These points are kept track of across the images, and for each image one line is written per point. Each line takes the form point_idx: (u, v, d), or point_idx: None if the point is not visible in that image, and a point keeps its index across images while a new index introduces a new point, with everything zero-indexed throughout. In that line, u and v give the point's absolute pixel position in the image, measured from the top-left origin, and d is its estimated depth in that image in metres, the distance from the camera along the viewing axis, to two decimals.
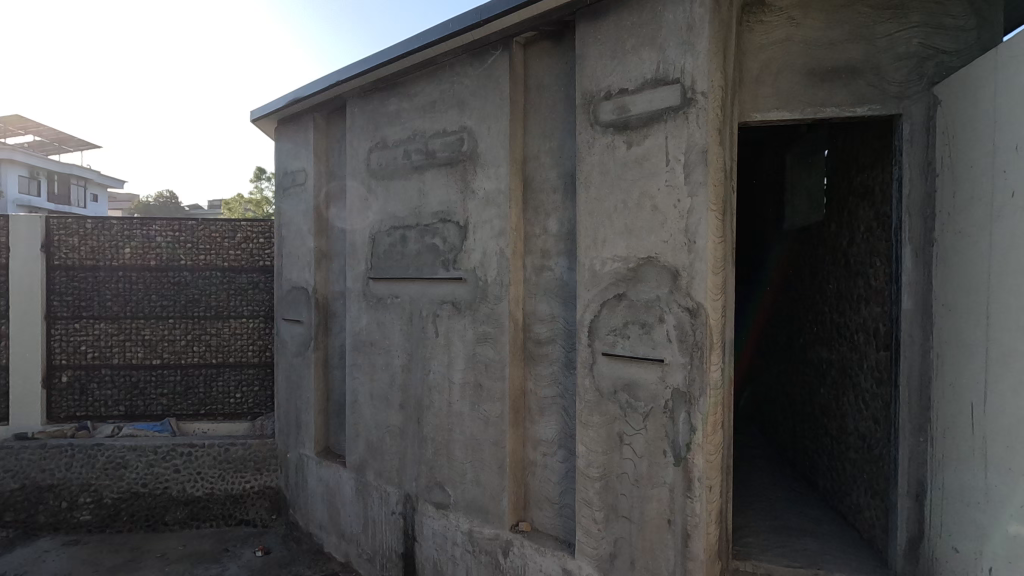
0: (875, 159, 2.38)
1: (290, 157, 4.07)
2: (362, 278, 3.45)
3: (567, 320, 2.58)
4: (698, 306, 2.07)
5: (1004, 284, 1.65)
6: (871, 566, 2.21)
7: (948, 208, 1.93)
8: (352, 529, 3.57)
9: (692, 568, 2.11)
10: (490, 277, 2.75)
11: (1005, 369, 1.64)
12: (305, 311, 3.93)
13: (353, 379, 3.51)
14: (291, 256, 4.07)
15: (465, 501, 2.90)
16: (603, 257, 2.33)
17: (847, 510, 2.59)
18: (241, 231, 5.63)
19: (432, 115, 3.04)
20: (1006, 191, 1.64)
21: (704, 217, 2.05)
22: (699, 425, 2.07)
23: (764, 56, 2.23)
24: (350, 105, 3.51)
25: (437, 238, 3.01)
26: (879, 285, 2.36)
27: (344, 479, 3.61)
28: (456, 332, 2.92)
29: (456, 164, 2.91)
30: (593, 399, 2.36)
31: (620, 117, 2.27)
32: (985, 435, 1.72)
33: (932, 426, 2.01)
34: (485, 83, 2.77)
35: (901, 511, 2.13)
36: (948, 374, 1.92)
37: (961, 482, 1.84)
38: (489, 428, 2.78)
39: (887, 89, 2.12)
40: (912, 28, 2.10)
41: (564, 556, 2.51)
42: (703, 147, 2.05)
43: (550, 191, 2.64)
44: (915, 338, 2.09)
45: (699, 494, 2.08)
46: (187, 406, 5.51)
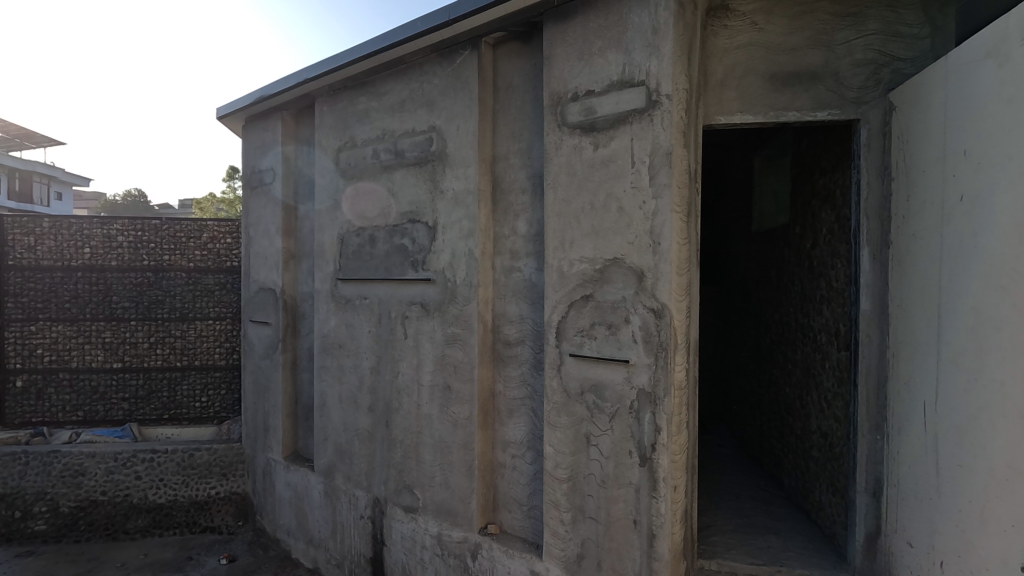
0: (835, 163, 2.43)
1: (258, 155, 3.99)
2: (330, 279, 3.40)
3: (536, 321, 2.58)
4: (663, 307, 2.09)
5: (954, 285, 1.69)
6: (832, 563, 2.26)
7: (903, 212, 1.98)
8: (320, 534, 3.51)
9: (657, 568, 2.12)
10: (459, 278, 2.73)
11: (954, 367, 1.68)
12: (273, 313, 3.85)
13: (321, 382, 3.45)
14: (258, 257, 3.98)
15: (434, 504, 2.87)
16: (571, 258, 2.33)
17: (810, 507, 2.64)
18: (207, 231, 5.56)
19: (401, 114, 3.02)
20: (956, 195, 1.69)
21: (668, 219, 2.07)
22: (664, 426, 2.09)
23: (728, 60, 2.26)
24: (319, 103, 3.45)
25: (406, 238, 2.98)
26: (840, 286, 2.40)
27: (312, 484, 3.55)
28: (425, 333, 2.89)
29: (426, 164, 2.89)
30: (560, 400, 2.36)
31: (587, 118, 2.27)
32: (937, 432, 1.76)
33: (889, 424, 2.06)
34: (454, 83, 2.76)
35: (860, 508, 2.17)
36: (903, 373, 1.96)
37: (916, 479, 1.88)
38: (458, 431, 2.75)
39: (846, 95, 2.16)
40: (869, 36, 2.14)
41: (532, 558, 2.50)
42: (668, 149, 2.06)
43: (519, 191, 2.64)
44: (873, 338, 2.14)
45: (664, 494, 2.09)
46: (150, 410, 5.38)
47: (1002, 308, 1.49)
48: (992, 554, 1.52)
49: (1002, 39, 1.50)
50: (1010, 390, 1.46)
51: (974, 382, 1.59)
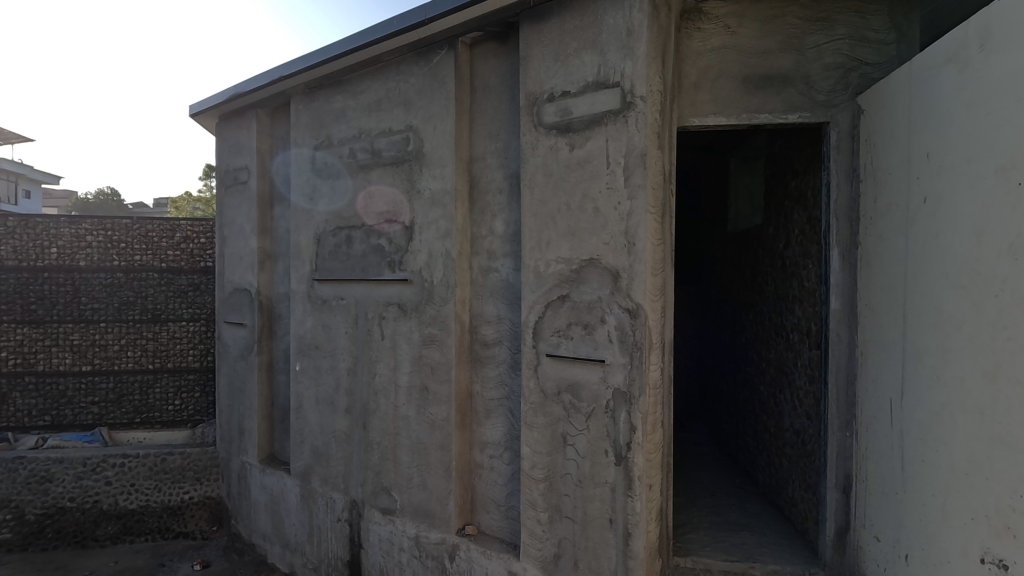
0: (807, 164, 2.47)
1: (232, 154, 3.92)
2: (306, 279, 3.36)
3: (513, 321, 2.58)
4: (638, 307, 2.11)
5: (918, 284, 1.73)
6: (803, 558, 2.29)
7: (871, 213, 2.02)
8: (297, 538, 3.47)
9: (632, 567, 2.13)
10: (436, 278, 2.72)
11: (919, 366, 1.72)
12: (248, 314, 3.79)
13: (297, 384, 3.41)
14: (233, 258, 3.92)
15: (412, 506, 2.85)
16: (548, 258, 2.33)
17: (784, 503, 2.68)
18: (180, 230, 5.44)
19: (378, 113, 2.99)
20: (919, 197, 1.73)
21: (643, 220, 2.08)
22: (639, 425, 2.11)
23: (701, 63, 2.29)
24: (294, 102, 3.40)
25: (383, 238, 2.96)
26: (811, 287, 2.45)
27: (288, 487, 3.50)
28: (402, 334, 2.87)
29: (402, 164, 2.87)
30: (537, 400, 2.36)
31: (563, 118, 2.28)
32: (902, 429, 1.80)
33: (857, 420, 2.10)
34: (431, 82, 2.74)
35: (831, 503, 2.22)
36: (871, 371, 2.01)
37: (882, 474, 1.92)
38: (435, 432, 2.74)
39: (816, 98, 2.20)
40: (839, 41, 2.19)
41: (509, 558, 2.50)
42: (643, 150, 2.08)
43: (496, 192, 2.64)
44: (842, 337, 2.18)
45: (639, 493, 2.11)
46: (120, 414, 5.26)
47: (962, 307, 1.53)
48: (954, 547, 1.56)
49: (962, 46, 1.54)
50: (970, 387, 1.51)
51: (937, 379, 1.64)
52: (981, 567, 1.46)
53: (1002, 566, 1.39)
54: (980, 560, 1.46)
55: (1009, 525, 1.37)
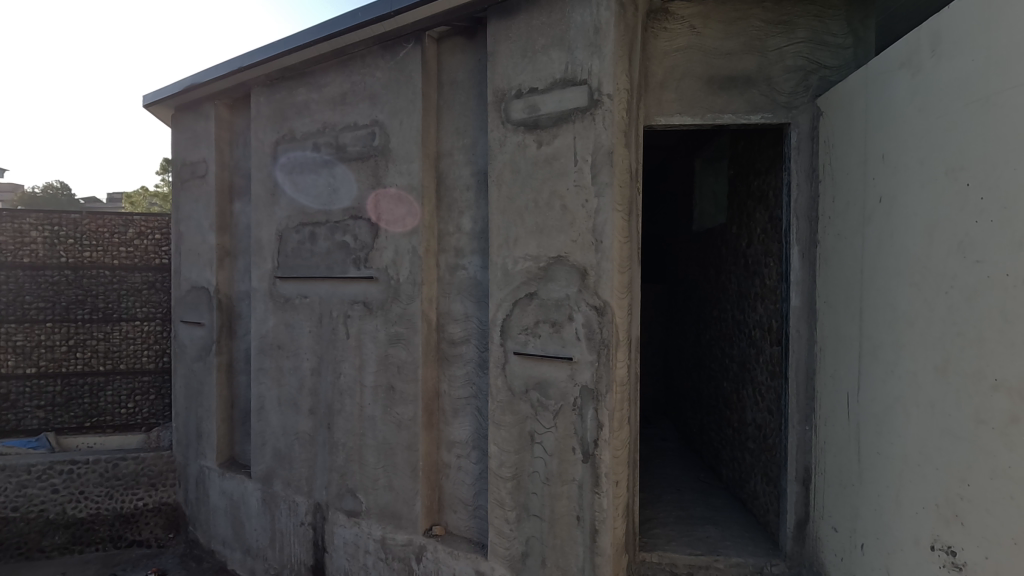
0: (768, 165, 2.52)
1: (189, 147, 3.78)
2: (268, 277, 3.26)
3: (480, 319, 2.57)
4: (605, 304, 2.12)
5: (873, 282, 1.79)
6: (765, 550, 2.35)
7: (829, 212, 2.07)
8: (258, 543, 3.37)
9: (599, 563, 2.15)
10: (402, 276, 2.67)
11: (874, 360, 1.77)
12: (206, 313, 3.66)
13: (258, 384, 3.30)
14: (190, 255, 3.78)
15: (378, 508, 2.80)
16: (515, 256, 2.31)
17: (746, 496, 2.74)
18: (133, 226, 5.29)
19: (342, 107, 2.92)
20: (875, 197, 1.78)
21: (610, 218, 2.09)
22: (606, 422, 2.12)
23: (667, 63, 2.32)
24: (254, 94, 3.29)
25: (348, 235, 2.89)
26: (772, 284, 2.50)
27: (249, 491, 3.40)
28: (367, 333, 2.81)
29: (367, 159, 2.81)
30: (505, 399, 2.35)
31: (530, 115, 2.27)
32: (859, 422, 1.86)
33: (816, 414, 2.16)
34: (397, 77, 2.69)
35: (790, 496, 2.27)
36: (829, 366, 2.06)
37: (840, 466, 1.98)
38: (402, 432, 2.70)
39: (778, 100, 2.25)
40: (799, 43, 2.23)
41: (477, 558, 2.48)
42: (610, 148, 2.09)
43: (463, 188, 2.61)
44: (802, 333, 2.23)
45: (606, 490, 2.13)
46: (69, 419, 5.12)
47: (914, 303, 1.59)
48: (906, 536, 1.62)
49: (914, 51, 1.59)
50: (922, 381, 1.56)
51: (891, 374, 1.69)
52: (931, 554, 1.51)
53: (951, 553, 1.44)
54: (930, 548, 1.52)
55: (957, 514, 1.42)
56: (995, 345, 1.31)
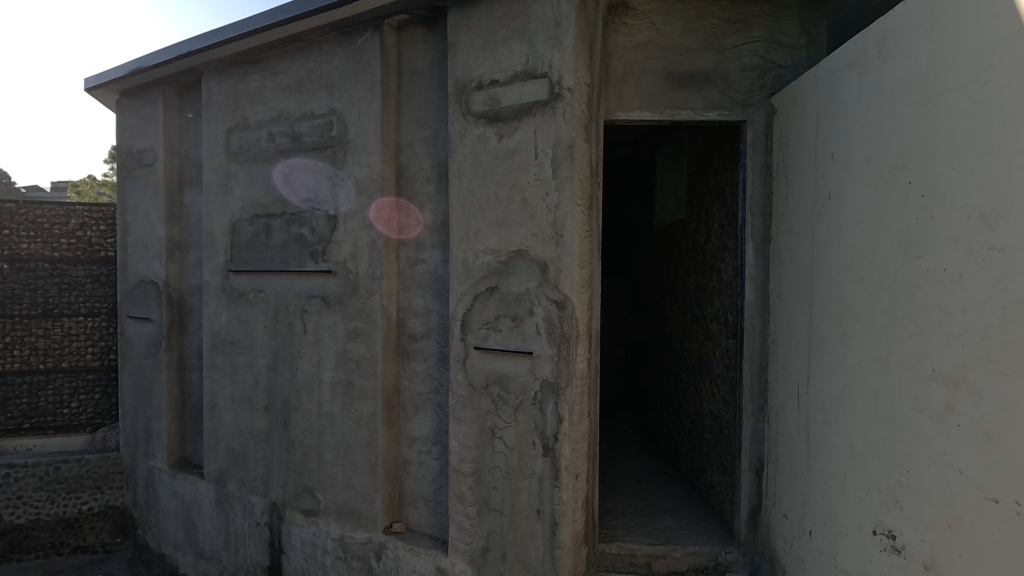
0: (725, 161, 2.57)
1: (135, 134, 3.60)
2: (220, 270, 3.14)
3: (441, 314, 2.54)
4: (565, 299, 2.12)
5: (822, 276, 1.84)
6: (720, 538, 2.41)
7: (782, 208, 2.13)
8: (211, 546, 3.27)
9: (559, 556, 2.17)
10: (362, 270, 2.62)
11: (823, 353, 1.83)
12: (154, 308, 3.51)
13: (210, 382, 3.19)
14: (137, 247, 3.61)
15: (337, 506, 2.75)
16: (475, 250, 2.29)
17: (703, 487, 2.80)
18: (76, 216, 5.04)
19: (299, 95, 2.83)
20: (825, 194, 1.83)
21: (570, 212, 2.10)
22: (566, 415, 2.13)
23: (628, 58, 2.33)
24: (205, 79, 3.16)
25: (305, 227, 2.81)
26: (728, 279, 2.56)
27: (202, 492, 3.28)
28: (325, 328, 2.75)
29: (325, 149, 2.73)
30: (465, 394, 2.33)
31: (491, 108, 2.24)
32: (808, 412, 1.92)
33: (769, 406, 2.22)
34: (355, 65, 2.62)
35: (744, 485, 2.33)
36: (781, 358, 2.12)
37: (791, 455, 2.04)
38: (361, 429, 2.65)
39: (734, 97, 2.28)
40: (755, 43, 2.28)
41: (437, 555, 2.47)
42: (570, 142, 2.09)
43: (423, 181, 2.57)
44: (756, 326, 2.29)
45: (565, 483, 2.14)
46: (6, 420, 4.86)
47: (859, 297, 1.64)
48: (851, 521, 1.68)
49: (861, 52, 1.64)
50: (867, 372, 1.61)
51: (838, 365, 1.75)
52: (873, 539, 1.57)
53: (892, 538, 1.50)
54: (872, 533, 1.58)
55: (897, 499, 1.48)
56: (933, 338, 1.36)
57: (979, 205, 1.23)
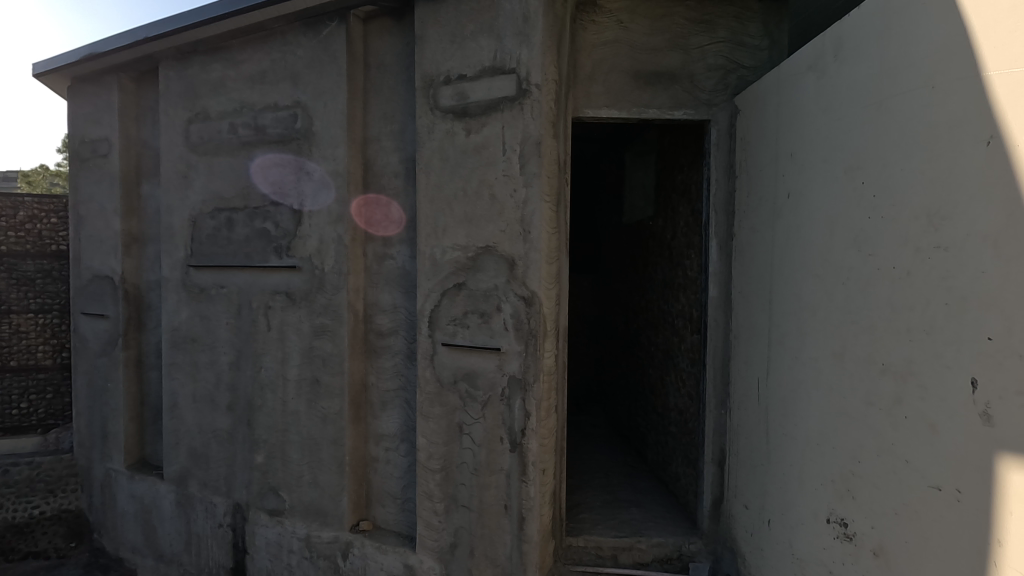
0: (691, 160, 2.61)
1: (88, 123, 3.46)
2: (180, 265, 3.04)
3: (409, 309, 2.52)
4: (533, 295, 2.13)
5: (782, 274, 1.89)
6: (684, 529, 2.46)
7: (744, 207, 2.17)
8: (172, 549, 3.18)
9: (526, 550, 2.19)
10: (328, 266, 2.57)
11: (782, 347, 1.88)
12: (111, 304, 3.38)
13: (170, 380, 3.10)
14: (91, 241, 3.47)
15: (303, 505, 2.71)
16: (443, 246, 2.28)
17: (669, 479, 2.85)
18: (25, 208, 4.78)
19: (262, 86, 2.76)
20: (784, 193, 1.88)
21: (538, 208, 2.10)
22: (533, 411, 2.15)
23: (596, 55, 2.34)
24: (163, 68, 3.05)
25: (269, 222, 2.74)
26: (693, 275, 2.61)
27: (161, 494, 3.19)
28: (290, 324, 2.70)
29: (289, 142, 2.68)
30: (433, 390, 2.31)
31: (459, 103, 2.22)
32: (768, 404, 1.97)
33: (731, 399, 2.27)
34: (321, 56, 2.57)
35: (707, 477, 2.39)
36: (743, 353, 2.17)
37: (752, 447, 2.09)
38: (327, 427, 2.61)
39: (699, 96, 2.32)
40: (719, 43, 2.32)
41: (405, 552, 2.45)
42: (538, 138, 2.10)
43: (391, 175, 2.54)
44: (719, 322, 2.34)
45: (533, 478, 2.16)
46: None
47: (816, 294, 1.70)
48: (807, 510, 1.74)
49: (819, 55, 1.68)
50: (822, 366, 1.66)
51: (796, 360, 1.80)
52: (828, 527, 1.63)
53: (844, 526, 1.56)
54: (826, 521, 1.64)
55: (849, 488, 1.54)
56: (883, 333, 1.41)
57: (926, 206, 1.28)
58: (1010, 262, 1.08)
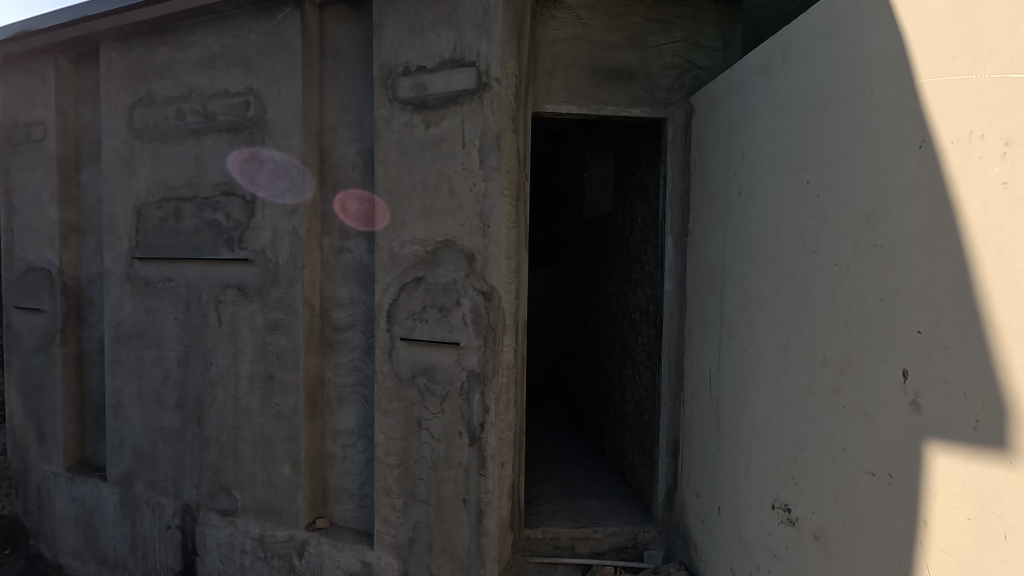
0: (648, 157, 2.65)
1: (20, 106, 3.25)
2: (122, 257, 2.90)
3: (367, 304, 2.50)
4: (492, 289, 2.14)
5: (732, 269, 1.95)
6: (639, 518, 2.53)
7: (698, 204, 2.23)
8: (116, 553, 3.05)
9: (485, 543, 2.21)
10: (282, 259, 2.50)
11: (732, 341, 1.94)
12: (46, 298, 3.20)
13: (113, 378, 2.96)
14: (25, 231, 3.26)
15: (256, 504, 2.64)
16: (401, 239, 2.24)
17: (626, 469, 2.92)
18: None
19: (211, 71, 2.65)
20: (736, 191, 1.93)
21: (497, 203, 2.11)
22: (492, 405, 2.16)
23: (555, 51, 2.35)
24: (104, 48, 2.89)
25: (219, 213, 2.64)
26: (649, 270, 2.66)
27: (104, 496, 3.05)
28: (242, 319, 2.61)
29: (241, 130, 2.58)
30: (391, 385, 2.28)
31: (418, 94, 2.19)
32: (718, 396, 2.04)
33: (684, 391, 2.34)
34: (274, 42, 2.48)
35: (662, 467, 2.45)
36: (696, 346, 2.23)
37: (703, 437, 2.16)
38: (281, 424, 2.55)
39: (656, 95, 2.37)
40: (676, 42, 2.36)
41: (362, 548, 2.43)
42: (497, 132, 2.10)
43: (348, 167, 2.49)
44: (674, 315, 2.40)
45: (492, 472, 2.18)
46: None
47: (764, 290, 1.76)
48: (753, 496, 1.81)
49: (769, 57, 1.74)
50: (769, 359, 1.73)
51: (744, 352, 1.86)
52: (772, 512, 1.70)
53: (788, 511, 1.63)
54: (772, 507, 1.71)
55: (792, 475, 1.61)
56: (824, 327, 1.48)
57: (864, 206, 1.34)
58: (938, 259, 1.15)
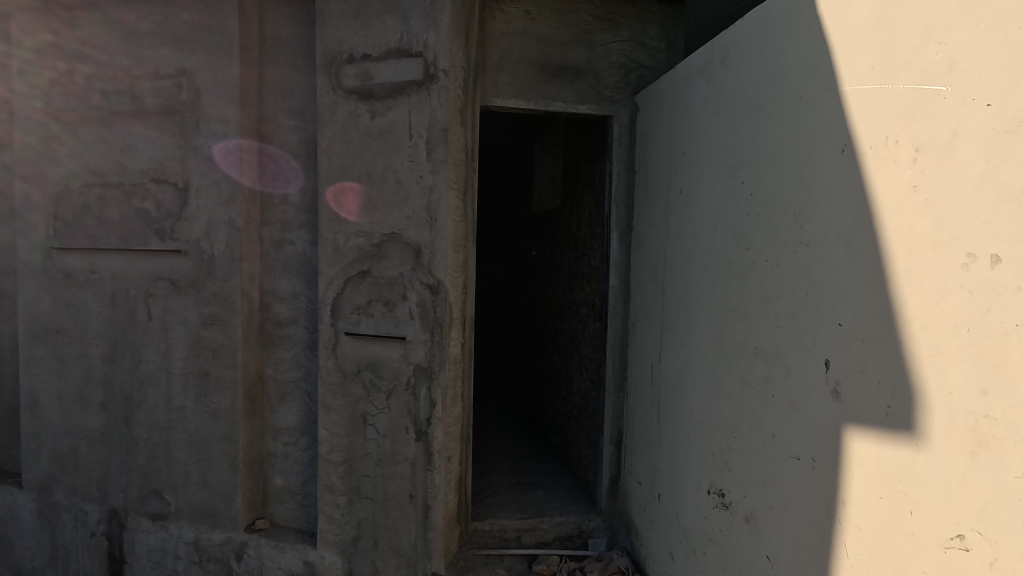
0: (595, 153, 2.70)
1: None
2: (37, 247, 2.68)
3: (310, 298, 2.43)
4: (439, 283, 2.13)
5: (673, 265, 2.01)
6: (584, 507, 2.58)
7: (642, 200, 2.29)
8: (33, 565, 2.84)
9: (431, 537, 2.21)
10: (218, 251, 2.39)
11: (672, 333, 2.01)
12: None
13: (28, 377, 2.75)
14: None
15: (190, 507, 2.52)
16: (346, 231, 2.18)
17: (571, 460, 2.98)
18: None
19: (139, 50, 2.49)
20: (677, 190, 2.00)
21: (444, 196, 2.09)
22: (439, 400, 2.16)
23: (504, 44, 2.35)
24: (15, 20, 2.65)
25: (148, 201, 2.50)
26: (595, 265, 2.71)
27: (19, 504, 2.84)
28: (175, 313, 2.49)
29: (173, 114, 2.45)
30: (335, 381, 2.23)
31: (363, 83, 2.14)
32: (660, 387, 2.11)
33: (628, 383, 2.41)
34: (209, 22, 2.36)
35: (606, 457, 2.51)
36: (639, 339, 2.30)
37: (645, 427, 2.23)
38: (217, 423, 2.44)
39: (603, 92, 2.41)
40: (622, 42, 2.41)
41: (305, 548, 2.37)
42: (445, 125, 2.08)
43: (289, 156, 2.41)
44: (619, 309, 2.46)
45: (438, 466, 2.18)
46: None
47: (702, 284, 1.83)
48: (691, 482, 1.89)
49: (709, 60, 1.80)
50: (706, 351, 1.80)
51: (684, 345, 1.94)
52: (708, 498, 1.78)
53: (722, 496, 1.71)
54: (708, 493, 1.78)
55: (727, 462, 1.69)
56: (757, 321, 1.56)
57: (794, 205, 1.41)
58: (857, 257, 1.22)
